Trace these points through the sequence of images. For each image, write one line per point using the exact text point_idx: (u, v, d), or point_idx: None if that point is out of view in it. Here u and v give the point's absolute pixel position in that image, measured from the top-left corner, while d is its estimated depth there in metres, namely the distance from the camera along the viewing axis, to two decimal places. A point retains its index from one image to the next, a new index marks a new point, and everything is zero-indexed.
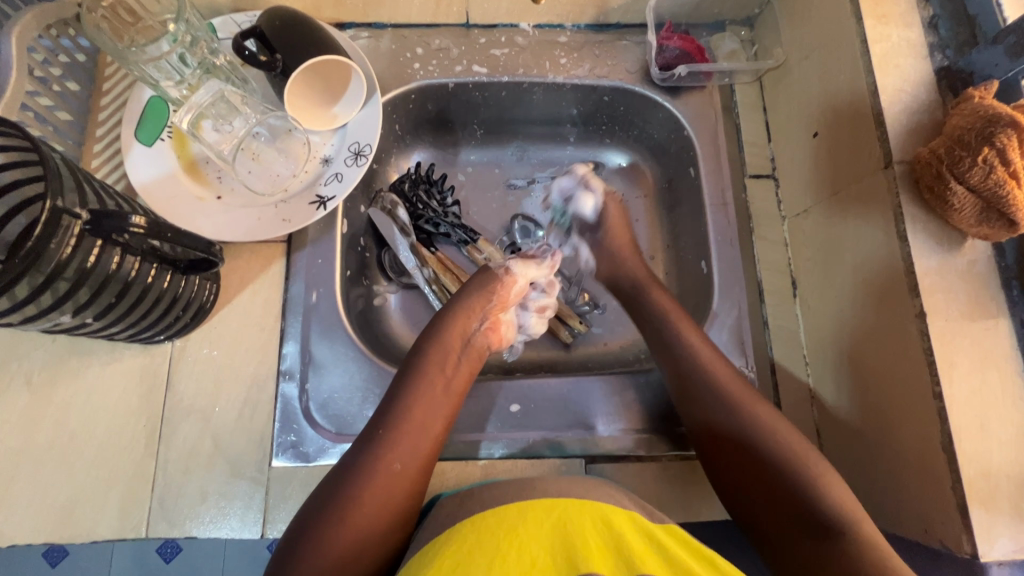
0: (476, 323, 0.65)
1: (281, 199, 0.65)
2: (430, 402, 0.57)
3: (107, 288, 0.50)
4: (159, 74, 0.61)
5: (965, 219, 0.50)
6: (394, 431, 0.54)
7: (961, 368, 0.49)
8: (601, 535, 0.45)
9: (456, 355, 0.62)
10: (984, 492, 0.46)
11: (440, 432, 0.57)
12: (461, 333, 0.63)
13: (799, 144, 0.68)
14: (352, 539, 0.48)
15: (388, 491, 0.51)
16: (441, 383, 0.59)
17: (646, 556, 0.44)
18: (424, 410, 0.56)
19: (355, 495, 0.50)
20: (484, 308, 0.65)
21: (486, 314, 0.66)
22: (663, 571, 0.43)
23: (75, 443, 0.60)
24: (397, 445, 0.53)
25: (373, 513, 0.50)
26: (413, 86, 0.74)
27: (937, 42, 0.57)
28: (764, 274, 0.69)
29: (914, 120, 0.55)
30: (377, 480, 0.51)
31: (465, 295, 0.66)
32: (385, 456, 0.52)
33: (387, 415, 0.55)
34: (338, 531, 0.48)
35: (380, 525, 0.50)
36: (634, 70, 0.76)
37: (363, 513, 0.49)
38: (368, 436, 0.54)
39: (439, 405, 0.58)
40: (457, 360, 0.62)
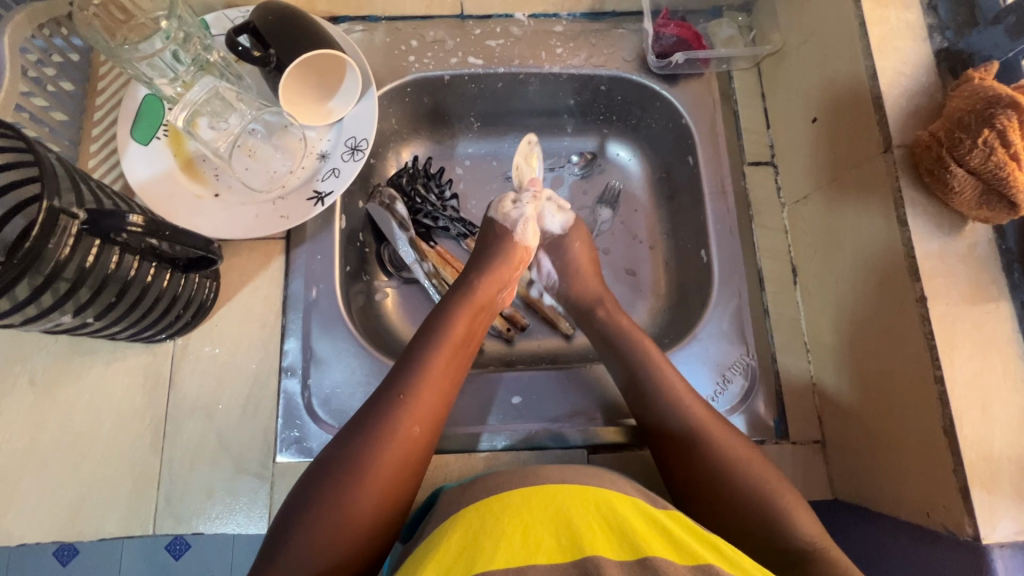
0: (499, 289, 0.65)
1: (279, 195, 0.65)
2: (451, 359, 0.58)
3: (108, 287, 0.50)
4: (152, 73, 0.61)
5: (966, 202, 0.49)
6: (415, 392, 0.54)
7: (962, 351, 0.49)
8: (606, 521, 0.45)
9: (477, 318, 0.62)
10: (985, 474, 0.46)
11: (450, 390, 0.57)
12: (484, 299, 0.64)
13: (798, 129, 0.68)
14: (360, 508, 0.48)
15: (403, 454, 0.51)
16: (462, 344, 0.59)
17: (650, 538, 0.44)
18: (445, 371, 0.57)
19: (367, 461, 0.49)
20: (506, 277, 0.66)
21: (507, 282, 0.66)
22: (670, 552, 0.43)
23: (81, 442, 0.60)
24: (415, 407, 0.53)
25: (384, 469, 0.50)
26: (408, 79, 0.74)
27: (937, 23, 0.56)
28: (764, 261, 0.69)
29: (914, 103, 0.54)
30: (394, 442, 0.51)
31: (488, 262, 0.66)
32: (401, 419, 0.52)
33: (403, 378, 0.55)
34: (348, 494, 0.48)
35: (388, 496, 0.49)
36: (631, 58, 0.75)
37: (371, 481, 0.49)
38: (382, 395, 0.54)
39: (459, 362, 0.59)
40: (477, 323, 0.62)
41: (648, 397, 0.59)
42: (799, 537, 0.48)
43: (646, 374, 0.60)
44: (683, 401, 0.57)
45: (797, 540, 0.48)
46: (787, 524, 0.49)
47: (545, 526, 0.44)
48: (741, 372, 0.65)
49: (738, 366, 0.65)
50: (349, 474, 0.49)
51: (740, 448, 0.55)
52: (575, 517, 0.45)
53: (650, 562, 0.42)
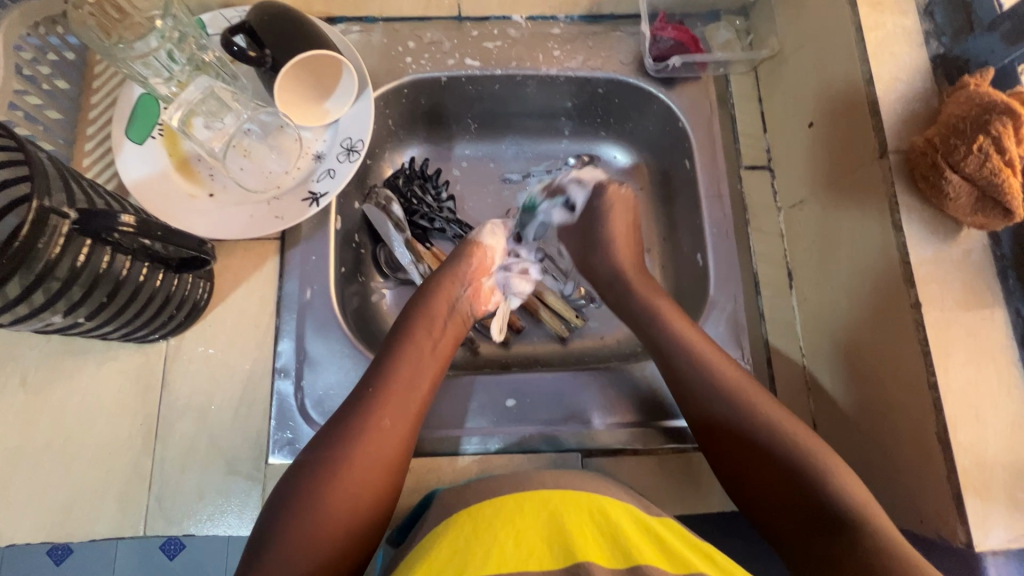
0: (459, 292, 0.65)
1: (274, 195, 0.65)
2: (410, 368, 0.57)
3: (99, 286, 0.49)
4: (147, 72, 0.61)
5: (961, 208, 0.49)
6: (376, 396, 0.54)
7: (957, 357, 0.49)
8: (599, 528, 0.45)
9: (441, 323, 0.62)
10: (979, 481, 0.46)
11: (418, 402, 0.56)
12: (444, 305, 0.63)
13: (795, 133, 0.67)
14: (334, 517, 0.48)
15: (368, 466, 0.50)
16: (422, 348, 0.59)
17: (642, 545, 0.45)
18: (407, 378, 0.56)
19: (337, 465, 0.50)
20: (461, 277, 0.65)
21: (467, 280, 0.65)
22: (663, 561, 0.44)
23: (72, 443, 0.60)
24: (375, 415, 0.53)
25: (349, 484, 0.49)
26: (405, 81, 0.74)
27: (933, 29, 0.56)
28: (759, 266, 0.69)
29: (910, 109, 0.54)
30: (363, 445, 0.51)
31: (443, 269, 0.66)
32: (365, 430, 0.52)
33: (367, 389, 0.55)
34: (323, 500, 0.48)
35: (362, 506, 0.49)
36: (628, 62, 0.75)
37: (344, 489, 0.49)
38: (348, 404, 0.54)
39: (420, 369, 0.58)
40: (440, 327, 0.62)
41: (687, 380, 0.58)
42: (845, 503, 0.48)
43: (685, 354, 0.59)
44: (726, 380, 0.56)
45: (837, 503, 0.48)
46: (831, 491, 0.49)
47: (537, 531, 0.45)
48: None
49: None
50: (317, 486, 0.49)
51: (783, 417, 0.54)
52: (566, 524, 0.45)
53: (643, 569, 0.43)
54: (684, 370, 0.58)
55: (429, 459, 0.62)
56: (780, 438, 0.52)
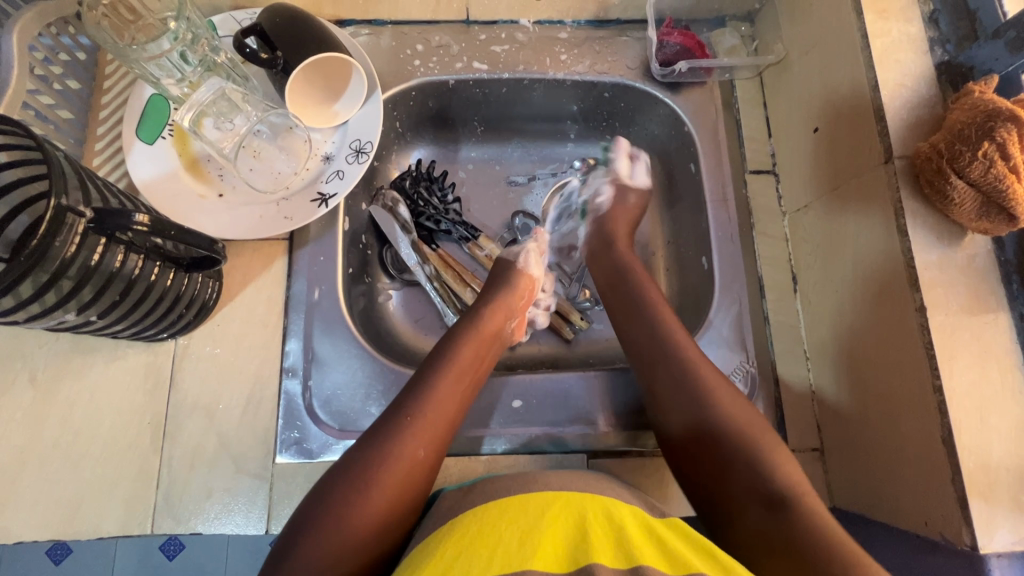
0: (508, 317, 0.66)
1: (282, 196, 0.65)
2: (458, 387, 0.58)
3: (112, 285, 0.50)
4: (160, 73, 0.61)
5: (965, 213, 0.50)
6: (423, 415, 0.54)
7: (961, 361, 0.49)
8: (606, 529, 0.46)
9: (487, 348, 0.63)
10: (983, 484, 0.47)
11: (458, 419, 0.57)
12: (493, 326, 0.64)
13: (800, 139, 0.68)
14: (356, 530, 0.48)
15: (411, 475, 0.51)
16: (469, 373, 0.60)
17: (647, 549, 0.44)
18: (454, 402, 0.57)
19: (372, 479, 0.50)
20: (513, 304, 0.67)
21: (516, 309, 0.67)
22: (662, 562, 0.43)
23: (80, 441, 0.60)
24: (424, 429, 0.54)
25: (391, 490, 0.50)
26: (413, 84, 0.74)
27: (937, 37, 0.57)
28: (764, 269, 0.70)
29: (915, 116, 0.55)
30: (405, 464, 0.51)
31: (496, 289, 0.67)
32: (411, 440, 0.53)
33: (417, 399, 0.55)
34: (352, 513, 0.48)
35: (392, 511, 0.50)
36: (634, 66, 0.76)
37: (381, 496, 0.49)
38: (393, 416, 0.54)
39: (466, 389, 0.59)
40: (485, 354, 0.63)
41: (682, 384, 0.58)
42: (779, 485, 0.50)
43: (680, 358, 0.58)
44: (712, 391, 0.56)
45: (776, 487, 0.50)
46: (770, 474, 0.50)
47: (544, 533, 0.45)
48: (742, 379, 0.65)
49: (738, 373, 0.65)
50: (352, 491, 0.49)
51: (747, 416, 0.55)
52: (571, 526, 0.46)
53: (643, 569, 0.42)
54: (671, 374, 0.58)
55: None
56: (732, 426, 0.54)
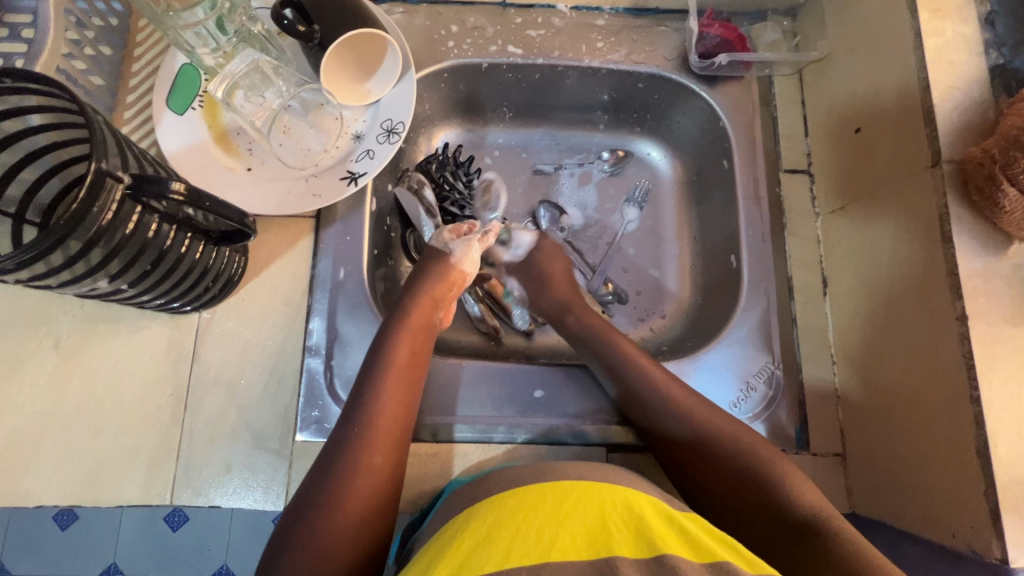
0: (437, 310, 0.65)
1: (312, 173, 0.64)
2: (396, 389, 0.57)
3: (144, 255, 0.49)
4: (196, 41, 0.60)
5: (1014, 223, 0.49)
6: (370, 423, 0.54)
7: (1001, 373, 0.48)
8: (623, 516, 0.45)
9: (422, 341, 0.62)
10: (1018, 499, 0.46)
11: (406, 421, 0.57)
12: (425, 319, 0.63)
13: (838, 140, 0.67)
14: (335, 543, 0.48)
15: (369, 484, 0.51)
16: (409, 370, 0.59)
17: (669, 538, 0.44)
18: (402, 403, 0.57)
19: (329, 493, 0.50)
20: (435, 297, 0.65)
21: (444, 301, 0.66)
22: (686, 548, 0.43)
23: (102, 409, 0.60)
24: (371, 439, 0.53)
25: (354, 503, 0.50)
26: (446, 65, 0.73)
27: (993, 39, 0.56)
28: (794, 271, 0.68)
29: (966, 119, 0.53)
30: (356, 478, 0.51)
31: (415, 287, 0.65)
32: (362, 451, 0.52)
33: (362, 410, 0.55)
34: (319, 536, 0.48)
35: (361, 526, 0.50)
36: (671, 57, 0.74)
37: (341, 509, 0.49)
38: (343, 427, 0.54)
39: (405, 389, 0.58)
40: (420, 346, 0.61)
41: (647, 403, 0.59)
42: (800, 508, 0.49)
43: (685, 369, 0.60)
44: (688, 411, 0.57)
45: (800, 511, 0.49)
46: (793, 500, 0.50)
47: (566, 530, 0.44)
48: (766, 381, 0.64)
49: (763, 375, 0.64)
50: (318, 508, 0.49)
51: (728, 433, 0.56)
52: (591, 521, 0.45)
53: (669, 560, 0.42)
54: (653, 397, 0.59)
55: (456, 446, 0.62)
56: (733, 450, 0.54)
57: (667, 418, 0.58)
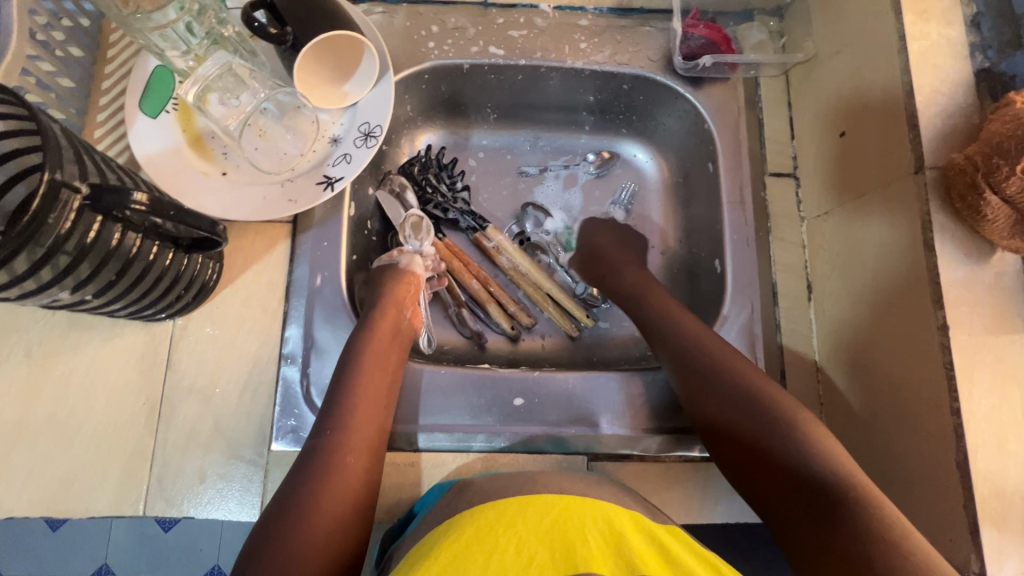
0: (403, 312, 0.65)
1: (287, 177, 0.63)
2: (368, 394, 0.57)
3: (109, 264, 0.48)
4: (164, 44, 0.59)
5: (998, 231, 0.48)
6: (342, 429, 0.55)
7: (982, 384, 0.47)
8: (602, 531, 0.45)
9: (391, 344, 0.62)
10: (996, 511, 0.45)
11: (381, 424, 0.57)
12: (392, 323, 0.63)
13: (824, 143, 0.66)
14: (312, 552, 0.48)
15: (345, 490, 0.52)
16: (385, 371, 0.59)
17: (651, 559, 0.43)
18: (377, 404, 0.57)
19: (307, 504, 0.50)
20: (401, 300, 0.66)
21: (408, 303, 0.66)
22: (666, 570, 0.43)
23: (74, 419, 0.59)
24: (343, 445, 0.54)
25: (331, 513, 0.50)
26: (427, 66, 0.72)
27: (979, 42, 0.55)
28: (779, 276, 0.67)
29: (950, 124, 0.52)
30: (332, 484, 0.51)
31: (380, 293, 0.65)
32: (336, 457, 0.53)
33: (333, 418, 0.55)
34: (298, 544, 0.48)
35: (338, 534, 0.50)
36: (656, 58, 0.73)
37: (317, 519, 0.49)
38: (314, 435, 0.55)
39: (377, 392, 0.58)
40: (391, 348, 0.62)
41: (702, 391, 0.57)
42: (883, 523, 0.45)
43: (709, 363, 0.59)
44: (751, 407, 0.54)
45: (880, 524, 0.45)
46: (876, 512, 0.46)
47: (542, 542, 0.43)
48: None
49: None
50: (296, 518, 0.49)
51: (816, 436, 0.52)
52: (569, 531, 0.44)
53: None
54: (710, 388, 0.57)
55: (434, 455, 0.61)
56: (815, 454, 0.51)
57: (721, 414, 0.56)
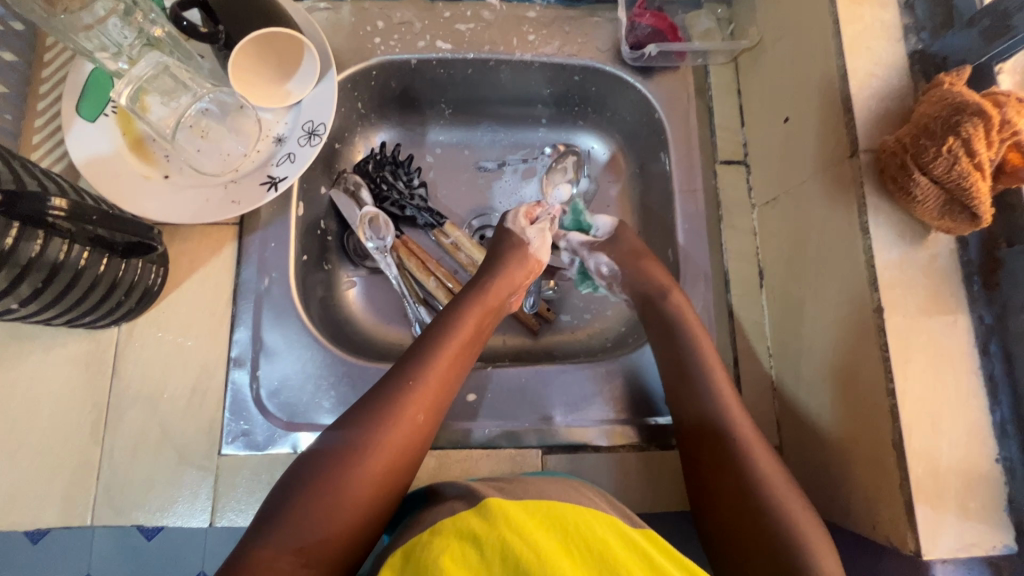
0: (510, 295, 0.66)
1: (231, 179, 0.62)
2: (457, 358, 0.58)
3: (32, 272, 0.47)
4: (92, 45, 0.57)
5: (928, 211, 0.48)
6: (424, 382, 0.55)
7: (916, 364, 0.48)
8: (581, 538, 0.44)
9: (485, 317, 0.62)
10: (931, 490, 0.46)
11: (453, 390, 0.57)
12: (497, 300, 0.64)
13: (771, 129, 0.66)
14: (352, 495, 0.48)
15: (407, 439, 0.52)
16: (475, 342, 0.60)
17: (632, 563, 0.43)
18: (456, 368, 0.58)
19: (371, 442, 0.50)
20: (516, 280, 0.66)
21: (517, 288, 0.66)
22: None
23: (17, 430, 0.58)
24: (422, 399, 0.54)
25: (384, 461, 0.50)
26: (373, 62, 0.71)
27: (912, 24, 0.55)
28: (731, 264, 0.67)
29: (884, 107, 0.52)
30: (399, 432, 0.51)
31: (495, 261, 0.66)
32: (412, 407, 0.53)
33: (417, 367, 0.56)
34: (348, 481, 0.48)
35: (383, 483, 0.50)
36: (605, 49, 0.73)
37: (371, 467, 0.49)
38: (394, 379, 0.55)
39: (462, 361, 0.58)
40: (484, 325, 0.62)
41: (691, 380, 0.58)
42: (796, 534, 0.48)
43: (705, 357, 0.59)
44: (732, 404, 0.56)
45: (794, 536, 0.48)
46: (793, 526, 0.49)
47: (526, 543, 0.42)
48: None
49: None
50: (355, 452, 0.49)
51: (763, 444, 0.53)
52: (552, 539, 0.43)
53: None
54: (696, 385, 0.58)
55: None
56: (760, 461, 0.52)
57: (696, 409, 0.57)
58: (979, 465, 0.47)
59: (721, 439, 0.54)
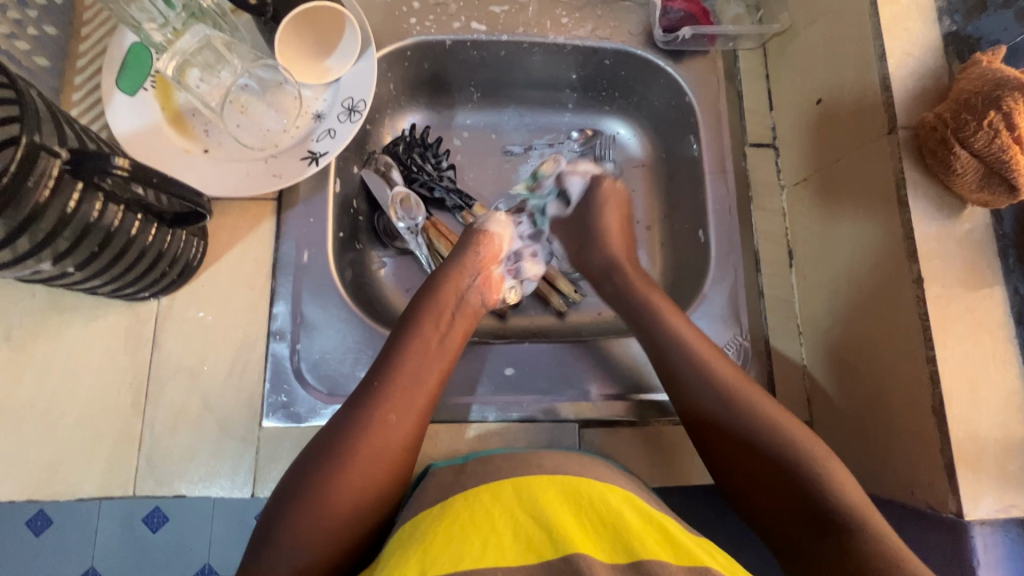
0: (470, 280, 0.64)
1: (271, 153, 0.63)
2: (421, 356, 0.57)
3: (88, 237, 0.47)
4: (141, 15, 0.57)
5: (967, 184, 0.49)
6: (389, 386, 0.54)
7: (956, 333, 0.49)
8: (594, 515, 0.44)
9: (449, 311, 0.61)
10: (971, 455, 0.47)
11: (431, 388, 0.56)
12: (453, 292, 0.62)
13: (801, 112, 0.67)
14: (339, 506, 0.48)
15: (382, 442, 0.51)
16: (440, 334, 0.59)
17: (646, 539, 0.43)
18: (426, 365, 0.56)
19: (345, 450, 0.50)
20: (471, 266, 0.64)
21: (478, 270, 0.64)
22: (667, 551, 0.42)
23: (58, 401, 0.58)
24: (391, 399, 0.53)
25: (365, 470, 0.49)
26: (409, 42, 0.72)
27: (947, 6, 0.56)
28: (761, 243, 0.69)
29: (920, 86, 0.54)
30: (371, 438, 0.51)
31: (451, 256, 0.65)
32: (379, 409, 0.52)
33: (382, 369, 0.55)
34: (332, 492, 0.48)
35: (369, 489, 0.49)
36: (637, 32, 0.74)
37: (350, 477, 0.49)
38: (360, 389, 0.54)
39: (432, 357, 0.57)
40: (449, 318, 0.61)
41: (689, 365, 0.57)
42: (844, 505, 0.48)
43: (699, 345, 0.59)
44: (740, 386, 0.55)
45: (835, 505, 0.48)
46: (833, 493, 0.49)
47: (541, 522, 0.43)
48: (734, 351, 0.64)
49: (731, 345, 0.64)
50: (337, 462, 0.49)
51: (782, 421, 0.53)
52: (568, 516, 0.44)
53: (646, 565, 0.41)
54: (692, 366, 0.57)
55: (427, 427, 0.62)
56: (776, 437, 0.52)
57: (703, 394, 0.56)
58: (1016, 431, 0.48)
59: (736, 425, 0.54)
